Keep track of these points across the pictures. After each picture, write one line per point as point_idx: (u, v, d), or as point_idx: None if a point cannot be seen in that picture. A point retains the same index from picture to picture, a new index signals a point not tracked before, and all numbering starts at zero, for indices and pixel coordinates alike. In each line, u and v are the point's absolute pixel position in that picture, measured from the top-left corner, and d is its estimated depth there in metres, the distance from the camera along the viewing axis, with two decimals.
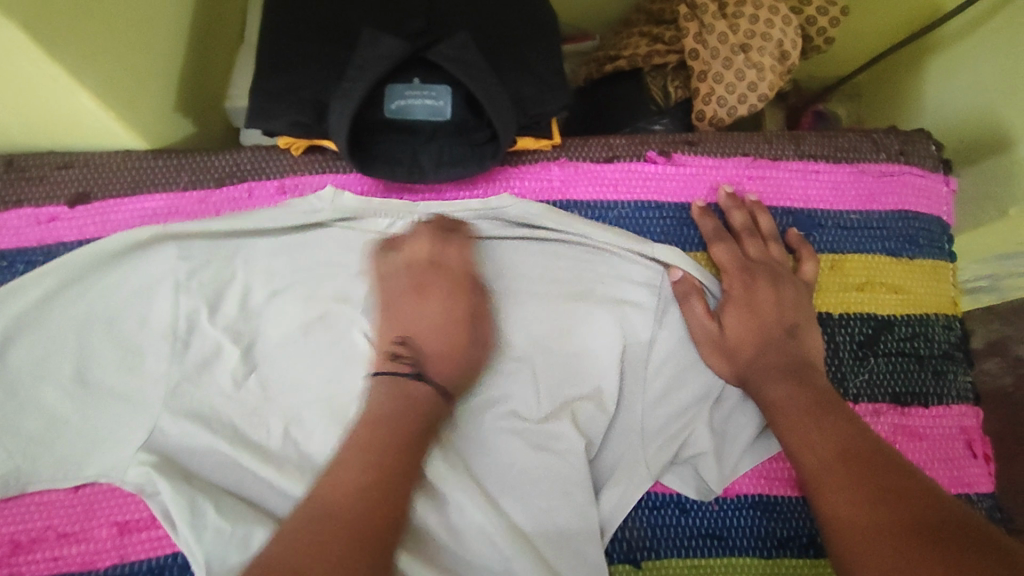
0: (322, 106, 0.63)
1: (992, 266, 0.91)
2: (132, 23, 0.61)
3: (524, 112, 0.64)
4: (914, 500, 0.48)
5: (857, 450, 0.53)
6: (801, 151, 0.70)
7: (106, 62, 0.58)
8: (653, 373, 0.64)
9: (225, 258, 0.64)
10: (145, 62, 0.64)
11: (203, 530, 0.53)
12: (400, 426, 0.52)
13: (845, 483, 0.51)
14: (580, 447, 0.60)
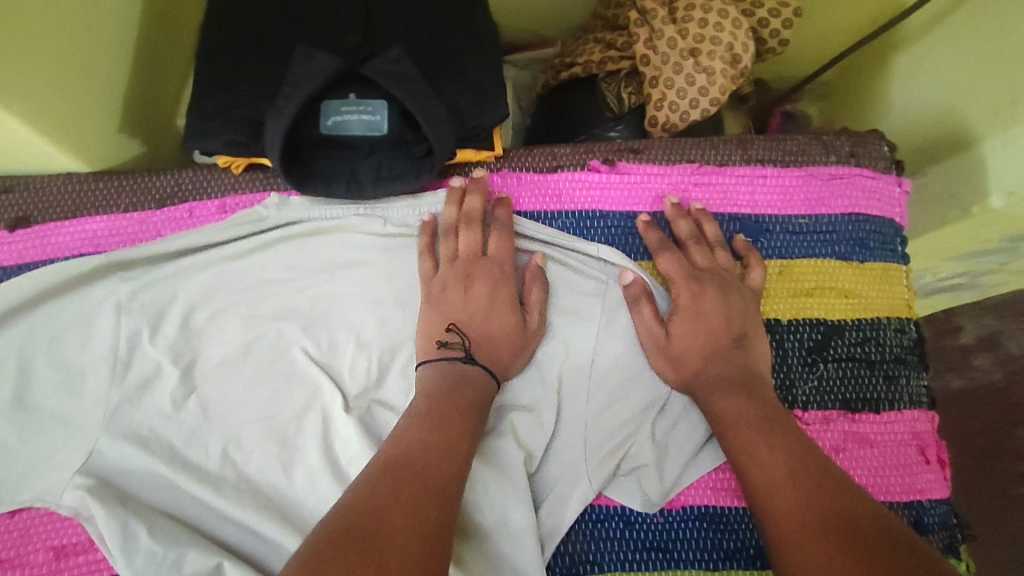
0: (258, 124, 0.63)
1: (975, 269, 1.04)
2: (76, 50, 0.60)
3: (462, 124, 0.64)
4: (859, 523, 0.49)
5: (807, 473, 0.53)
6: (747, 155, 0.69)
7: (43, 88, 0.57)
8: (596, 384, 0.64)
9: (167, 278, 0.64)
10: (97, 86, 0.64)
11: (135, 553, 0.54)
12: (408, 446, 0.52)
13: (795, 508, 0.51)
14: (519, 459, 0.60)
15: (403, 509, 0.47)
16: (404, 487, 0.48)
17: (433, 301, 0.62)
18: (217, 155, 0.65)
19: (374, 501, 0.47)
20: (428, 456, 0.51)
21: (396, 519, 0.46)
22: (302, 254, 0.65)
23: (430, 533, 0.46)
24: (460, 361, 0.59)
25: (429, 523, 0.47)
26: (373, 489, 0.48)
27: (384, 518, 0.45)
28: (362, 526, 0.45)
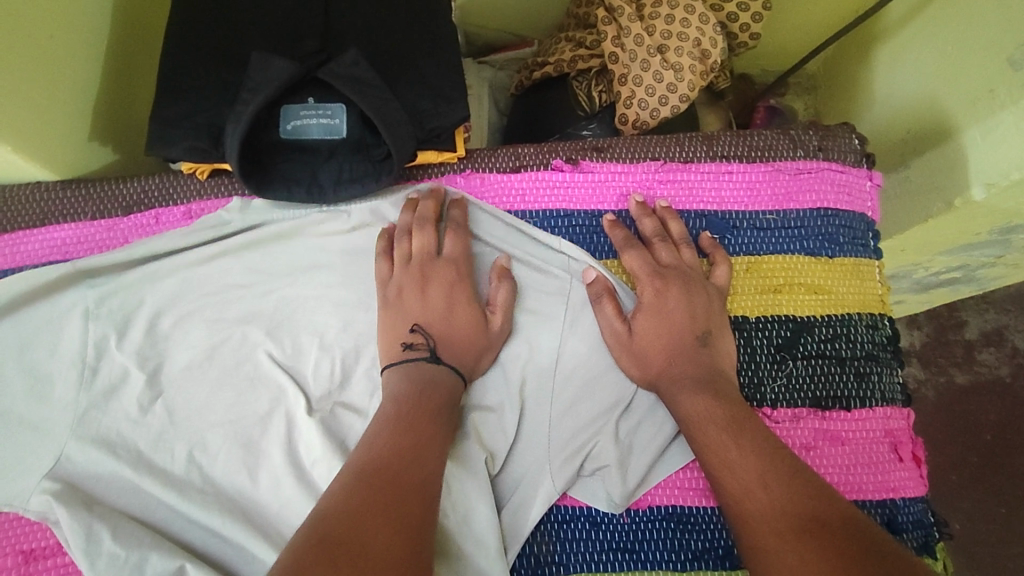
0: (218, 130, 0.64)
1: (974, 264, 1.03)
2: (41, 61, 0.61)
3: (421, 125, 0.64)
4: (835, 526, 0.47)
5: (777, 474, 0.51)
6: (713, 152, 0.69)
7: (9, 100, 0.58)
8: (557, 386, 0.63)
9: (134, 283, 0.65)
10: (63, 96, 0.64)
11: (98, 557, 0.54)
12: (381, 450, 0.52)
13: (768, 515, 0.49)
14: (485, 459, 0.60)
15: (383, 517, 0.46)
16: (380, 494, 0.47)
17: (392, 307, 0.62)
18: (181, 161, 0.66)
19: (352, 509, 0.46)
20: (403, 462, 0.51)
21: (377, 527, 0.45)
22: (267, 257, 0.66)
23: (412, 542, 0.46)
24: (425, 363, 0.59)
25: (411, 530, 0.46)
26: (350, 498, 0.47)
27: (363, 528, 0.45)
28: (343, 536, 0.44)
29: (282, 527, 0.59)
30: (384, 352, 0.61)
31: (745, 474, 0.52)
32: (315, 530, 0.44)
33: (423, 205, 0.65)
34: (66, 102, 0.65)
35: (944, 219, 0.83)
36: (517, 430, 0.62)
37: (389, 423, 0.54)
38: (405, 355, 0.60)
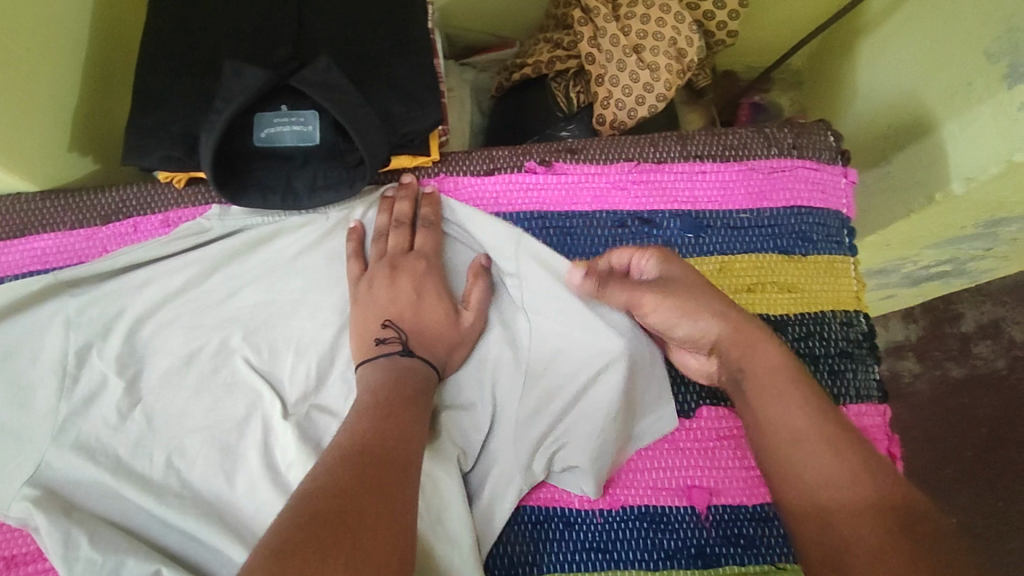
0: (192, 139, 0.64)
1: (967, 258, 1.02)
2: (20, 74, 0.62)
3: (394, 130, 0.64)
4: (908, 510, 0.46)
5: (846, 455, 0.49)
6: (686, 151, 0.69)
7: None
8: (535, 378, 0.63)
9: (113, 292, 0.65)
10: (42, 109, 0.65)
11: (75, 562, 0.55)
12: (356, 432, 0.51)
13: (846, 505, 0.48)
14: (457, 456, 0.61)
15: (371, 493, 0.46)
16: (367, 470, 0.47)
17: (363, 302, 0.62)
18: (158, 171, 0.66)
19: (340, 486, 0.45)
20: (387, 438, 0.51)
21: (366, 503, 0.45)
22: (243, 263, 0.67)
23: (399, 516, 0.46)
24: (398, 355, 0.59)
25: (398, 506, 0.46)
26: (337, 476, 0.46)
27: (353, 504, 0.44)
28: (336, 513, 0.43)
29: (257, 530, 0.60)
30: (356, 348, 0.61)
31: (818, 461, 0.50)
32: (304, 508, 0.44)
33: (399, 206, 0.65)
34: (45, 114, 0.66)
35: (926, 213, 0.81)
36: (493, 419, 0.63)
37: (365, 411, 0.53)
38: (376, 351, 0.60)
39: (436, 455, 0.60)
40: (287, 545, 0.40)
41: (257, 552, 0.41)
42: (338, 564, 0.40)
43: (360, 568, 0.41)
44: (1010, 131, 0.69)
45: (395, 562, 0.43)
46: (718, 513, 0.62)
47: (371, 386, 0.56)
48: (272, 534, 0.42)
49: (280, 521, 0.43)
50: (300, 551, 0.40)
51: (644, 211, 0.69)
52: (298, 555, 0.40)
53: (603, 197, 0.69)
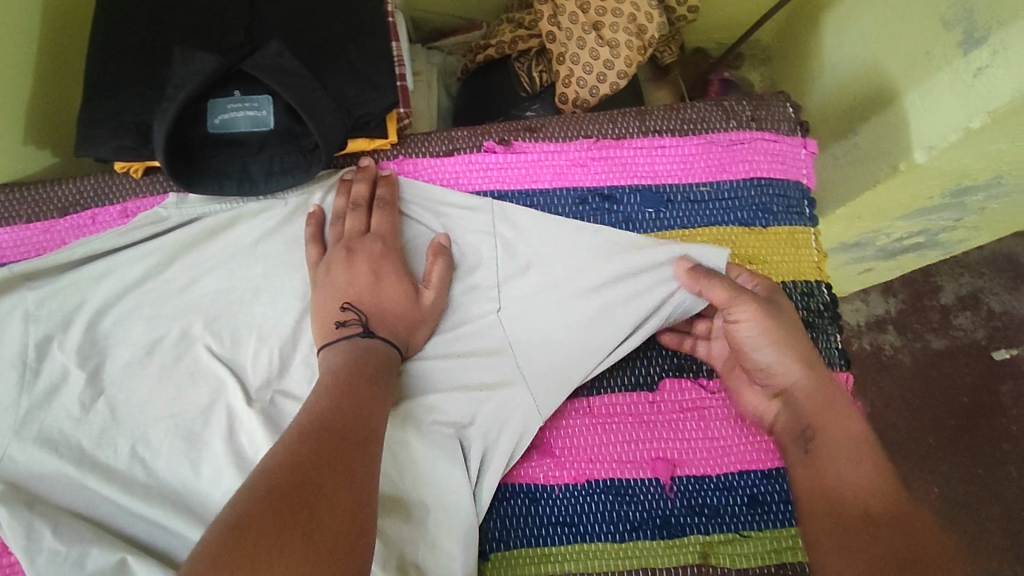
0: (146, 128, 0.63)
1: (943, 228, 1.01)
2: None
3: (348, 113, 0.64)
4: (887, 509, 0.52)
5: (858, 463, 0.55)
6: (645, 127, 0.69)
7: None
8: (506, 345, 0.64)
9: (73, 283, 0.65)
10: None
11: (38, 553, 0.55)
12: (317, 408, 0.51)
13: (854, 498, 0.53)
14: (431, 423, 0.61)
15: (330, 465, 0.46)
16: (325, 444, 0.47)
17: (323, 286, 0.62)
18: (113, 161, 0.66)
19: (298, 458, 0.45)
20: (346, 414, 0.51)
21: (324, 475, 0.45)
22: (204, 251, 0.66)
23: (359, 484, 0.46)
24: (358, 338, 0.58)
25: (357, 476, 0.47)
26: (295, 450, 0.46)
27: (311, 476, 0.45)
28: (293, 486, 0.44)
29: None
30: (318, 332, 0.61)
31: (844, 465, 0.55)
32: (262, 481, 0.44)
33: (356, 188, 0.65)
34: None
35: (891, 184, 0.80)
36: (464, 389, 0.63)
37: (328, 390, 0.53)
38: (338, 333, 0.60)
39: (408, 426, 0.60)
40: (244, 520, 0.41)
41: (214, 527, 0.41)
42: (294, 536, 0.41)
43: (316, 538, 0.42)
44: (969, 98, 0.68)
45: (354, 530, 0.44)
46: (683, 483, 0.63)
47: (334, 365, 0.56)
48: (229, 508, 0.42)
49: (239, 495, 0.43)
50: (256, 525, 0.41)
51: (604, 187, 0.68)
52: (254, 529, 0.41)
53: (563, 174, 0.68)
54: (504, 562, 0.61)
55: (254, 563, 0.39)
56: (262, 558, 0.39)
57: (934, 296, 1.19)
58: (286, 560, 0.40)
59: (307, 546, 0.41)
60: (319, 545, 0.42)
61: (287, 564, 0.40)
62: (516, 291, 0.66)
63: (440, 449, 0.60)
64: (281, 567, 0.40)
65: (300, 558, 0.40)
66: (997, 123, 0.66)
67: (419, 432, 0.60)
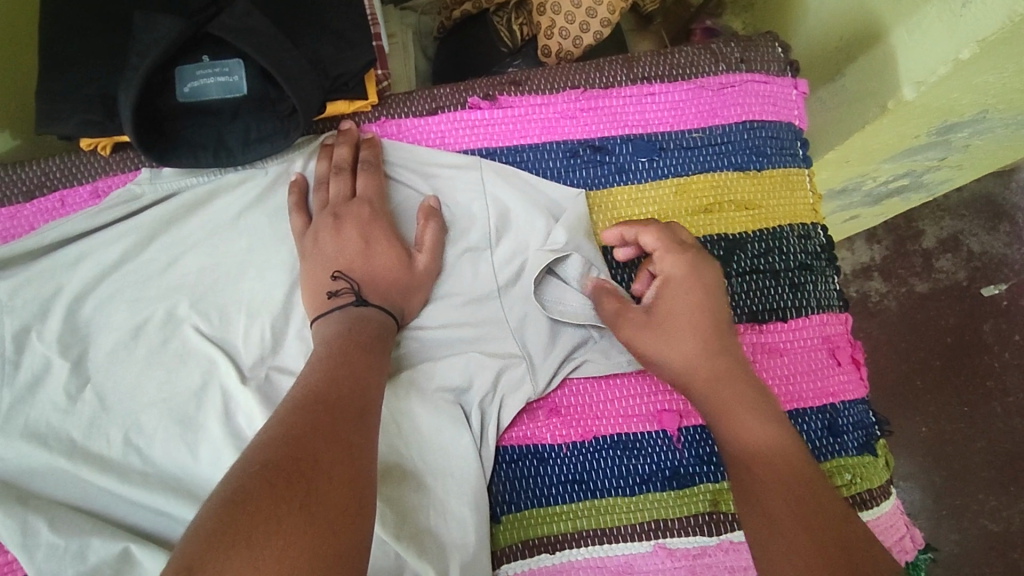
0: (110, 100, 0.60)
1: (927, 169, 1.00)
2: None
3: (325, 74, 0.61)
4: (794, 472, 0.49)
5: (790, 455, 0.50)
6: (633, 74, 0.67)
7: None
8: (512, 312, 0.63)
9: (48, 270, 0.62)
10: None
11: (35, 548, 0.54)
12: (308, 381, 0.50)
13: (777, 488, 0.48)
14: (436, 391, 0.60)
15: (327, 439, 0.45)
16: (321, 417, 0.46)
17: (311, 256, 0.60)
18: (78, 138, 0.62)
19: (293, 431, 0.44)
20: (341, 384, 0.49)
21: (321, 447, 0.44)
22: (183, 228, 0.64)
23: (356, 456, 0.45)
24: (351, 307, 0.57)
25: (353, 447, 0.45)
26: (290, 424, 0.45)
27: (307, 449, 0.43)
28: (290, 459, 0.42)
29: None
30: (310, 304, 0.59)
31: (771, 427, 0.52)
32: (258, 455, 0.43)
33: (337, 151, 0.63)
34: None
35: (880, 124, 0.79)
36: (464, 351, 0.62)
37: (325, 359, 0.52)
38: (330, 304, 0.58)
39: (410, 394, 0.59)
40: (240, 494, 0.40)
41: (209, 504, 0.40)
42: (292, 509, 0.40)
43: (315, 510, 0.40)
44: (957, 28, 0.66)
45: (354, 502, 0.43)
46: (690, 433, 0.63)
47: (330, 334, 0.55)
48: (223, 486, 0.41)
49: (234, 471, 0.42)
50: (253, 500, 0.39)
51: (595, 139, 0.66)
52: (250, 504, 0.39)
53: (552, 128, 0.66)
54: (516, 524, 0.60)
55: (250, 537, 0.38)
56: (259, 532, 0.38)
57: (917, 241, 1.19)
58: (285, 534, 0.39)
59: (306, 518, 0.40)
60: (318, 517, 0.40)
61: (286, 538, 0.38)
62: (512, 249, 0.64)
63: (443, 416, 0.59)
64: (281, 540, 0.38)
65: (299, 531, 0.39)
66: (985, 54, 0.65)
67: (424, 399, 0.59)
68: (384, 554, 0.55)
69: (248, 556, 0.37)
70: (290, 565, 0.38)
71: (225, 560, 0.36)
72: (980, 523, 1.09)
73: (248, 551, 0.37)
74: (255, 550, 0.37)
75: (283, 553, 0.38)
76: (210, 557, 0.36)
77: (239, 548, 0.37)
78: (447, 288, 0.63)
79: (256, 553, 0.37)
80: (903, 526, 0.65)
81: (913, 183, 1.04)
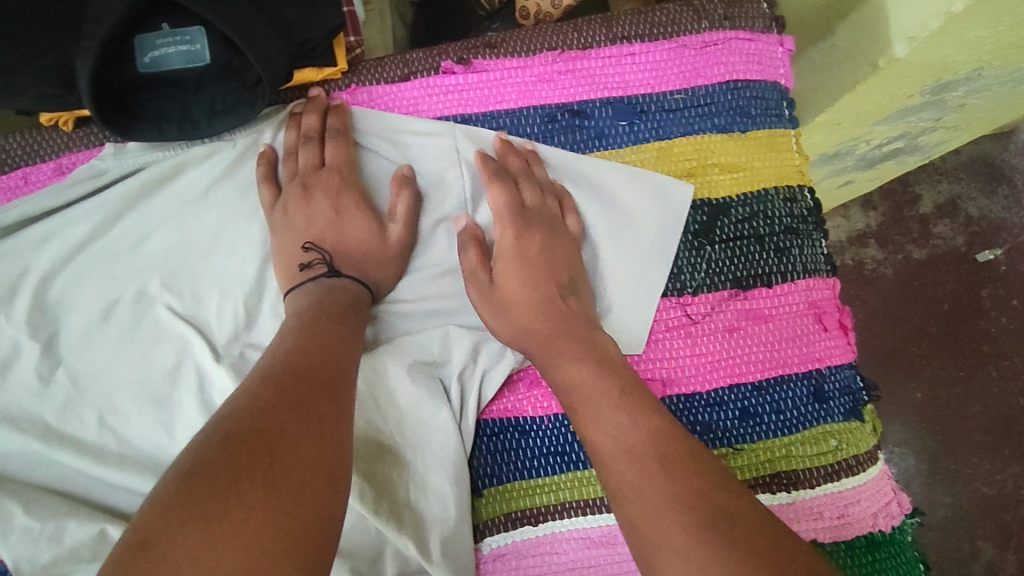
0: (69, 73, 0.57)
1: (923, 130, 0.97)
2: None
3: (291, 40, 0.58)
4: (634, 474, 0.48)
5: (662, 469, 0.47)
6: (613, 34, 0.64)
7: None
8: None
9: (12, 251, 0.61)
10: None
11: (11, 534, 0.53)
12: (278, 353, 0.49)
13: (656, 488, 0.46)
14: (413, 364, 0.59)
15: (295, 411, 0.44)
16: (290, 390, 0.45)
17: (281, 228, 0.58)
18: (39, 112, 0.60)
19: (259, 405, 0.44)
20: (312, 356, 0.48)
21: (287, 421, 0.43)
22: (151, 204, 0.62)
23: (326, 429, 0.44)
24: (324, 278, 0.56)
25: (323, 420, 0.45)
26: (256, 397, 0.45)
27: (273, 422, 0.43)
28: (253, 432, 0.42)
29: None
30: (281, 278, 0.58)
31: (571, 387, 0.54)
32: (219, 429, 0.42)
33: (306, 120, 0.61)
34: None
35: (871, 84, 0.77)
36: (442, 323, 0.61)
37: (296, 331, 0.51)
38: (302, 276, 0.57)
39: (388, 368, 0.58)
40: (200, 467, 0.39)
41: (168, 478, 0.39)
42: (254, 483, 0.39)
43: (279, 484, 0.40)
44: None
45: (322, 477, 0.42)
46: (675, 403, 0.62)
47: (302, 308, 0.54)
48: (184, 458, 0.41)
49: (196, 444, 0.41)
50: (212, 473, 0.39)
51: (574, 102, 0.64)
52: (209, 477, 0.39)
53: (529, 92, 0.64)
54: (498, 497, 0.59)
55: (208, 512, 0.37)
56: (217, 507, 0.38)
57: (911, 206, 1.17)
58: (245, 506, 0.38)
59: (268, 493, 0.39)
60: (282, 492, 0.40)
61: (245, 512, 0.38)
62: (490, 218, 0.62)
63: (421, 388, 0.58)
64: (242, 514, 0.38)
65: (261, 506, 0.38)
66: (980, 4, 0.62)
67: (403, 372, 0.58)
68: (366, 530, 0.55)
69: (204, 531, 0.37)
70: (250, 540, 0.37)
71: (181, 534, 0.36)
72: (971, 486, 1.09)
73: (204, 525, 0.37)
74: (213, 524, 0.37)
75: (243, 525, 0.37)
76: (164, 533, 0.36)
77: (195, 522, 0.37)
78: (423, 259, 0.62)
79: (214, 529, 0.37)
80: (890, 490, 0.63)
81: (909, 145, 1.02)
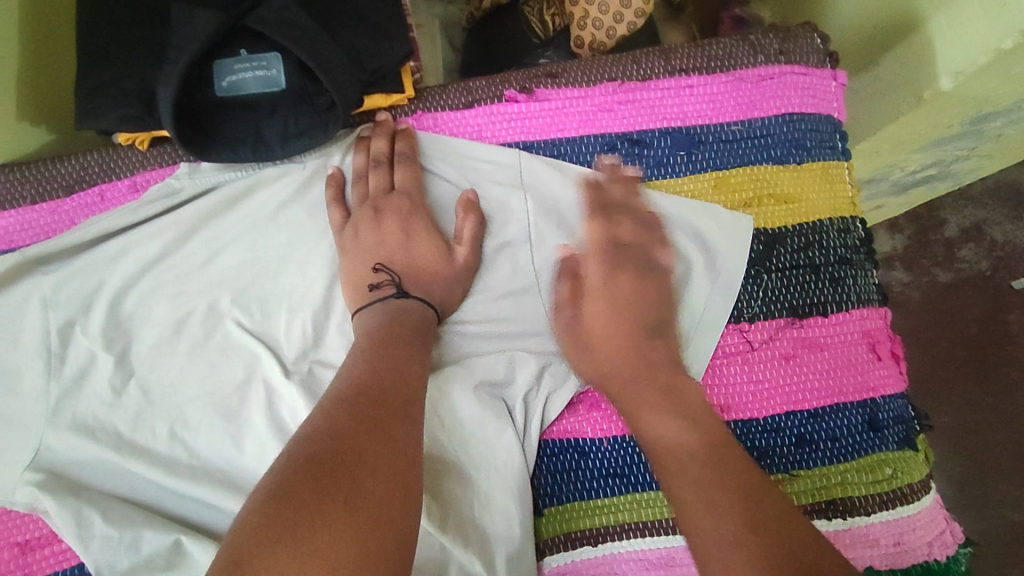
0: (150, 95, 0.60)
1: (958, 158, 0.98)
2: None
3: (363, 68, 0.61)
4: None
5: None
6: (671, 66, 0.66)
7: None
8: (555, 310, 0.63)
9: (87, 266, 0.63)
10: None
11: (90, 540, 0.55)
12: (354, 375, 0.50)
13: None
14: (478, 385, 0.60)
15: (371, 433, 0.45)
16: (365, 412, 0.47)
17: (351, 249, 0.60)
18: (118, 132, 0.62)
19: (337, 427, 0.45)
20: (384, 378, 0.50)
21: (365, 442, 0.45)
22: (223, 221, 0.64)
23: (400, 450, 0.46)
24: (391, 299, 0.58)
25: (398, 441, 0.46)
26: (334, 420, 0.46)
27: (351, 444, 0.44)
28: (334, 455, 0.43)
29: None
30: (350, 297, 0.60)
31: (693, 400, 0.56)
32: (301, 451, 0.44)
33: (376, 145, 0.63)
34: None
35: (915, 115, 0.78)
36: (505, 345, 0.62)
37: (372, 352, 0.52)
38: (371, 296, 0.59)
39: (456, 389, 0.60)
40: (286, 489, 0.41)
41: (256, 497, 0.41)
42: (337, 504, 0.41)
43: (360, 505, 0.41)
44: (999, 14, 0.64)
45: (399, 497, 0.43)
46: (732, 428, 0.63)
47: (376, 328, 0.55)
48: (270, 479, 0.42)
49: (281, 465, 0.43)
50: (298, 494, 0.41)
51: (633, 132, 0.66)
52: (295, 499, 0.40)
53: (589, 121, 0.66)
54: (558, 517, 0.60)
55: (295, 532, 0.39)
56: (303, 527, 0.39)
57: (939, 231, 1.18)
58: (330, 527, 0.39)
59: (349, 513, 0.41)
60: (362, 512, 0.41)
61: (330, 534, 0.39)
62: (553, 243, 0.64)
63: (486, 409, 0.59)
64: (327, 535, 0.39)
65: (344, 526, 0.40)
66: None
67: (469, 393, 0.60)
68: (431, 546, 0.56)
69: (293, 551, 0.38)
70: (335, 559, 0.38)
71: (273, 553, 0.38)
72: (999, 512, 1.09)
73: (292, 545, 0.38)
74: (300, 544, 0.38)
75: (328, 547, 0.39)
76: (256, 551, 0.38)
77: (284, 542, 0.38)
78: (488, 283, 0.64)
79: (301, 548, 0.38)
80: (942, 519, 0.63)
81: (942, 172, 1.03)
